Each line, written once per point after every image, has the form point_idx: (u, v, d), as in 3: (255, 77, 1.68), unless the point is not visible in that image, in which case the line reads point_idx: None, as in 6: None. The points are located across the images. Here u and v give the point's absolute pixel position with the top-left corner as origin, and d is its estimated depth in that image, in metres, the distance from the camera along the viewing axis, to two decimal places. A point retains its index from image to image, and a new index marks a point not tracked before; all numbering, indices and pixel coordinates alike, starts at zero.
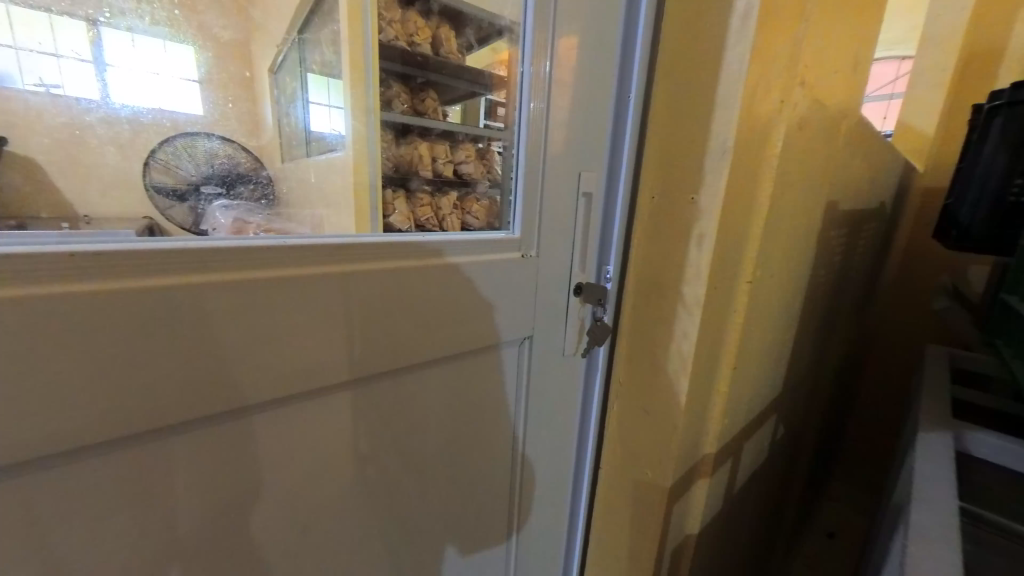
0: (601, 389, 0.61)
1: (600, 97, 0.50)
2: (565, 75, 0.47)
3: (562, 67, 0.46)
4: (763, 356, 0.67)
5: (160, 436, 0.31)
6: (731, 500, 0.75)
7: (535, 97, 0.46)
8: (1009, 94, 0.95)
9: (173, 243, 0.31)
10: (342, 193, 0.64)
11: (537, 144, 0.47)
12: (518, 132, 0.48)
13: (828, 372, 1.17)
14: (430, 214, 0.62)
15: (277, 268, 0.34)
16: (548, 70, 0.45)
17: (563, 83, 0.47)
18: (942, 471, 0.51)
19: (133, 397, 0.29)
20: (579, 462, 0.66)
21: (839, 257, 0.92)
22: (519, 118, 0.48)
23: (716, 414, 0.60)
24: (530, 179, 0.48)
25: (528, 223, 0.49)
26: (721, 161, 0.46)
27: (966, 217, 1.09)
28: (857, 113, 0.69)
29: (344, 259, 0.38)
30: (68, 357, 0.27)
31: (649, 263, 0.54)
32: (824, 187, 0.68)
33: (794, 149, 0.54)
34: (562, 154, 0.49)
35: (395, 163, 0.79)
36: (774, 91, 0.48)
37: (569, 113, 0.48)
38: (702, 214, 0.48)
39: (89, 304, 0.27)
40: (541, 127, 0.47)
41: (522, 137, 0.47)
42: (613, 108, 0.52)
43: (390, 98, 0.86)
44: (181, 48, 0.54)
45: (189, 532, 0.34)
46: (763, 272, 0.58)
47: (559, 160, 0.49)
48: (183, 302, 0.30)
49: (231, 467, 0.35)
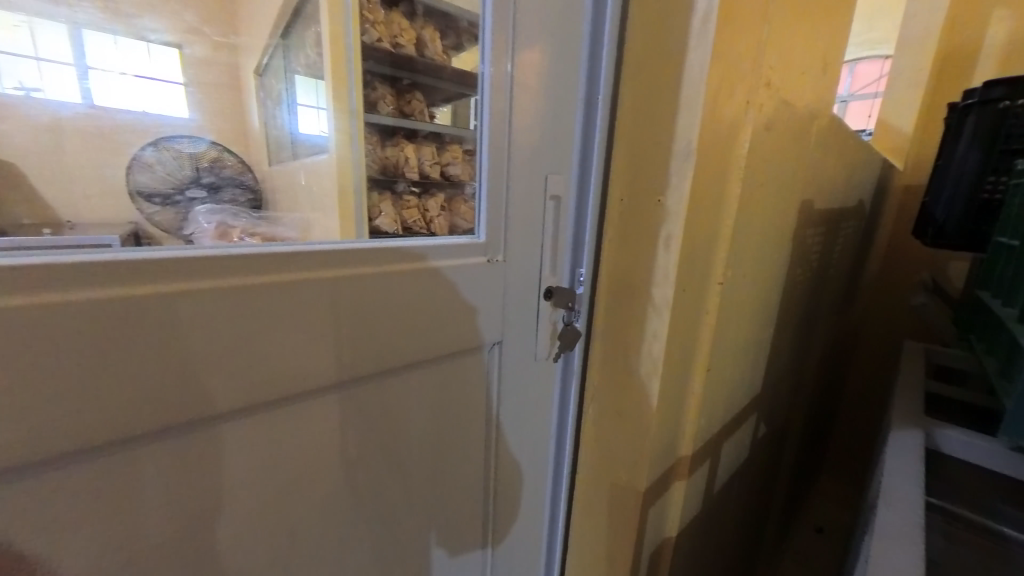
0: (577, 391, 0.61)
1: (567, 100, 0.50)
2: (526, 78, 0.46)
3: (523, 70, 0.46)
4: (738, 355, 0.68)
5: (114, 458, 0.29)
6: (712, 500, 0.76)
7: (496, 99, 0.45)
8: (981, 93, 0.97)
9: (151, 251, 0.30)
10: (328, 196, 0.65)
11: (503, 144, 0.47)
12: (480, 131, 0.47)
13: (811, 369, 1.19)
14: (417, 216, 0.63)
15: (246, 276, 0.33)
16: (509, 71, 0.45)
17: (525, 86, 0.46)
18: (911, 468, 0.51)
19: (84, 417, 0.27)
20: (556, 466, 0.65)
21: (818, 256, 0.93)
22: (481, 121, 0.47)
23: (692, 413, 0.60)
24: (494, 181, 0.48)
25: (494, 227, 0.49)
26: (686, 161, 0.46)
27: (942, 215, 1.10)
28: (827, 113, 0.70)
29: (315, 265, 0.37)
30: (23, 372, 0.25)
31: (619, 266, 0.54)
32: (796, 188, 0.69)
33: (763, 151, 0.54)
34: (527, 156, 0.49)
35: (381, 165, 0.80)
36: (740, 93, 0.49)
37: (532, 116, 0.48)
38: (668, 215, 0.48)
39: (50, 315, 0.25)
40: (506, 126, 0.46)
41: (484, 139, 0.47)
42: (581, 109, 0.52)
43: (375, 100, 0.84)
44: (168, 52, 0.54)
45: (161, 558, 0.32)
46: (736, 272, 0.58)
47: (524, 162, 0.49)
48: (139, 314, 0.28)
49: (197, 487, 0.33)
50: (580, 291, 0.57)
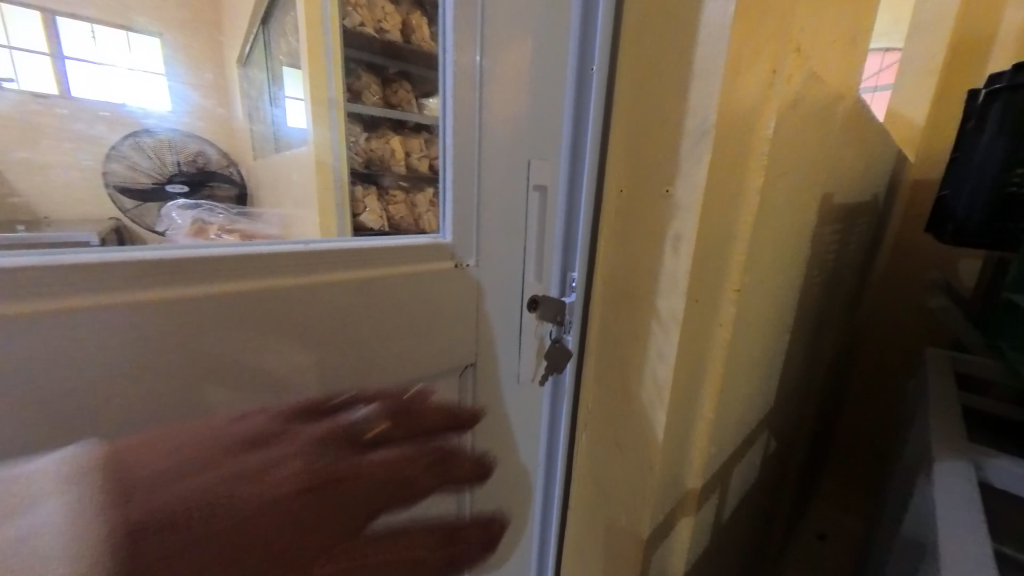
0: (569, 419, 0.51)
1: (553, 69, 0.41)
2: (500, 52, 0.38)
3: (494, 44, 0.37)
4: (752, 370, 0.59)
5: None
6: (719, 529, 0.68)
7: (463, 80, 0.37)
8: (1009, 77, 0.90)
9: (125, 253, 0.25)
10: (303, 188, 0.58)
11: (473, 121, 0.38)
12: (444, 104, 0.38)
13: (820, 375, 1.12)
14: (405, 212, 0.52)
15: (157, 288, 0.25)
16: (477, 62, 0.37)
17: (497, 62, 0.38)
18: (971, 517, 0.43)
19: None
20: (546, 507, 0.55)
21: (833, 256, 0.85)
22: (443, 104, 0.39)
23: (701, 441, 0.52)
24: (461, 173, 0.39)
25: (463, 228, 0.40)
26: (701, 144, 0.37)
27: (963, 210, 1.02)
28: (853, 95, 0.62)
29: (231, 273, 0.27)
30: None
31: (620, 269, 0.45)
32: (818, 181, 0.60)
33: (788, 134, 0.46)
34: (506, 142, 0.40)
35: (366, 157, 0.76)
36: (766, 60, 0.40)
37: (507, 94, 0.39)
38: (678, 209, 0.39)
39: None
40: (476, 99, 0.37)
41: (448, 127, 0.38)
42: (571, 82, 0.43)
43: (358, 90, 0.82)
44: (152, 41, 0.49)
45: None
46: (753, 277, 0.50)
47: (500, 150, 0.40)
48: None
49: None
50: (569, 301, 0.47)
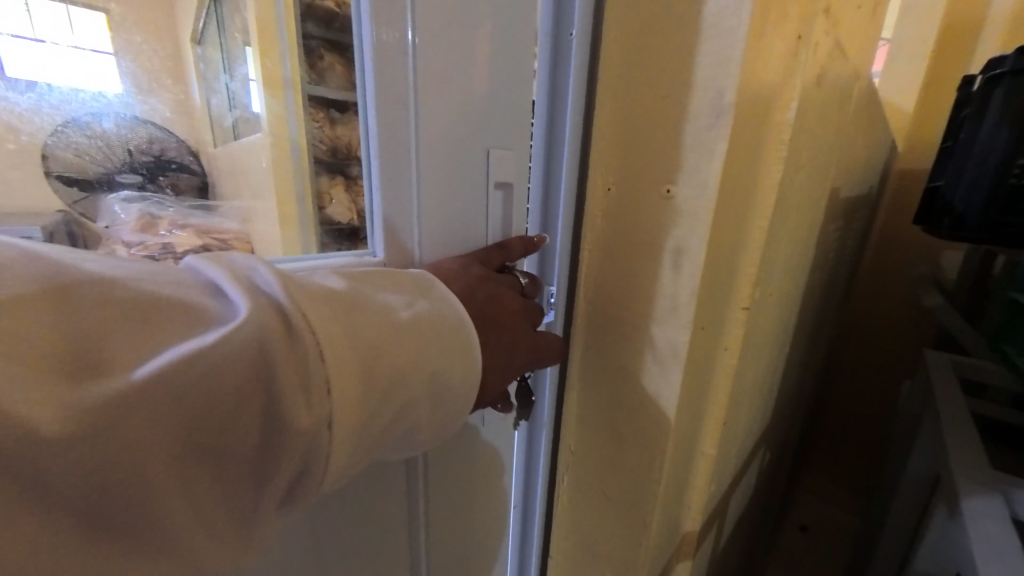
0: (548, 458, 0.43)
1: (521, 51, 0.33)
2: (435, 28, 0.29)
3: (425, 17, 0.29)
4: (756, 389, 0.52)
5: None
6: (715, 558, 0.61)
7: (386, 70, 0.29)
8: (1013, 61, 0.85)
9: (90, 286, 0.17)
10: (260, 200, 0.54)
11: (401, 109, 0.30)
12: (362, 88, 0.32)
13: (811, 375, 1.07)
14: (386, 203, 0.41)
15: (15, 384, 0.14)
16: (405, 37, 0.29)
17: (433, 42, 0.30)
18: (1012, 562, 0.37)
19: None
20: (521, 547, 0.48)
21: (832, 253, 0.78)
22: (366, 101, 0.31)
23: (701, 480, 0.44)
24: (392, 179, 0.32)
25: (400, 245, 0.34)
26: (713, 132, 0.28)
27: (960, 203, 0.97)
28: (869, 73, 0.54)
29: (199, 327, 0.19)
30: None
31: (608, 287, 0.36)
32: (830, 173, 0.53)
33: (810, 119, 0.38)
34: (451, 136, 0.32)
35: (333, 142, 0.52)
36: (793, 21, 0.31)
37: (453, 80, 0.31)
38: (679, 214, 0.31)
39: None
40: (401, 82, 0.30)
41: (371, 129, 0.31)
42: (545, 53, 0.33)
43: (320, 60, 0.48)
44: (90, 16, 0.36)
45: None
46: (763, 290, 0.42)
47: (443, 147, 0.32)
48: None
49: None
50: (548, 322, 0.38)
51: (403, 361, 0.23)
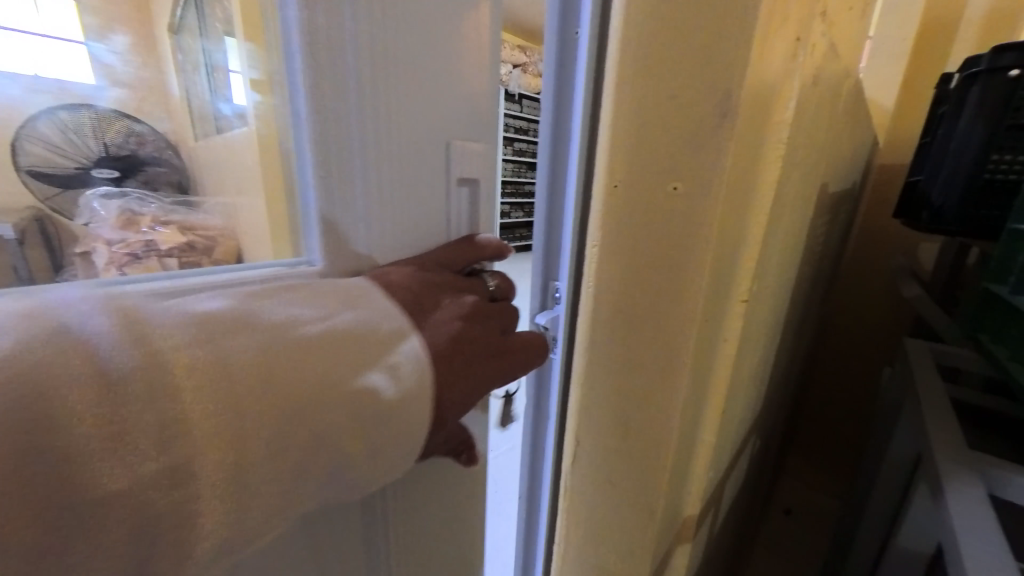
0: (556, 440, 0.46)
1: (468, 57, 0.35)
2: (367, 19, 0.28)
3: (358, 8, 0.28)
4: (751, 379, 0.54)
5: None
6: (709, 541, 0.64)
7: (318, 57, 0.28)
8: (989, 60, 0.88)
9: None
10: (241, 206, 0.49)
11: (342, 100, 0.29)
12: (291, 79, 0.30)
13: (797, 365, 1.11)
14: None
15: None
16: (337, 23, 0.28)
17: (364, 34, 0.28)
18: (988, 537, 0.39)
19: None
20: (534, 524, 0.52)
21: (819, 247, 0.81)
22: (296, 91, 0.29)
23: (701, 466, 0.46)
24: (340, 172, 0.30)
25: (346, 248, 0.32)
26: (722, 130, 0.29)
27: (937, 197, 1.01)
28: (857, 73, 0.56)
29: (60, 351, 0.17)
30: None
31: (614, 284, 0.37)
32: (820, 170, 0.54)
33: (805, 119, 0.39)
34: (391, 130, 0.31)
35: None
36: (792, 24, 0.32)
37: (382, 74, 0.30)
38: (686, 210, 0.32)
39: None
40: (336, 69, 0.28)
41: (304, 115, 0.29)
42: (552, 57, 0.39)
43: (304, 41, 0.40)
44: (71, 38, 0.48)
45: None
46: (760, 283, 0.44)
47: (387, 142, 0.31)
48: None
49: None
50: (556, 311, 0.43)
51: (309, 378, 0.22)
